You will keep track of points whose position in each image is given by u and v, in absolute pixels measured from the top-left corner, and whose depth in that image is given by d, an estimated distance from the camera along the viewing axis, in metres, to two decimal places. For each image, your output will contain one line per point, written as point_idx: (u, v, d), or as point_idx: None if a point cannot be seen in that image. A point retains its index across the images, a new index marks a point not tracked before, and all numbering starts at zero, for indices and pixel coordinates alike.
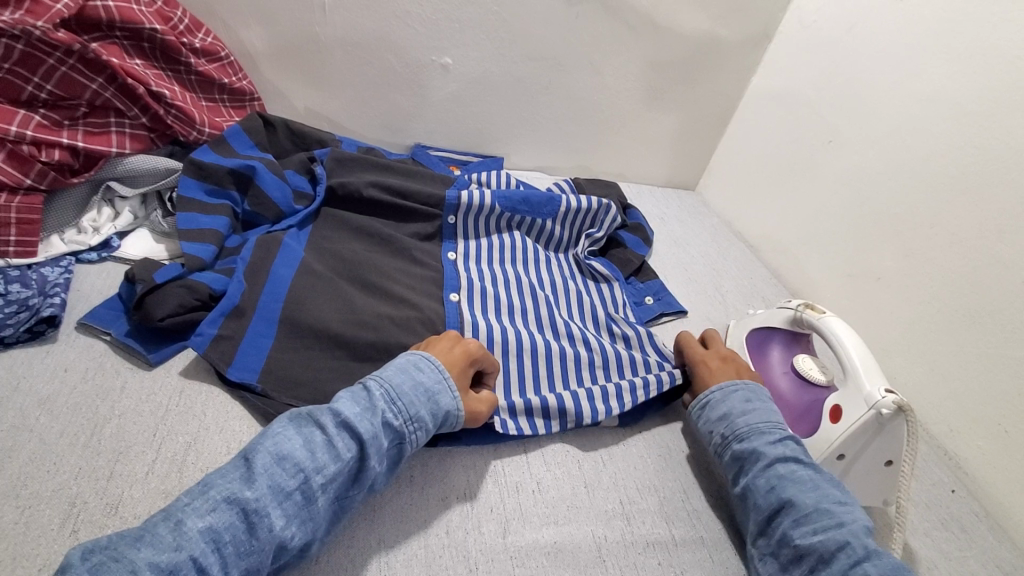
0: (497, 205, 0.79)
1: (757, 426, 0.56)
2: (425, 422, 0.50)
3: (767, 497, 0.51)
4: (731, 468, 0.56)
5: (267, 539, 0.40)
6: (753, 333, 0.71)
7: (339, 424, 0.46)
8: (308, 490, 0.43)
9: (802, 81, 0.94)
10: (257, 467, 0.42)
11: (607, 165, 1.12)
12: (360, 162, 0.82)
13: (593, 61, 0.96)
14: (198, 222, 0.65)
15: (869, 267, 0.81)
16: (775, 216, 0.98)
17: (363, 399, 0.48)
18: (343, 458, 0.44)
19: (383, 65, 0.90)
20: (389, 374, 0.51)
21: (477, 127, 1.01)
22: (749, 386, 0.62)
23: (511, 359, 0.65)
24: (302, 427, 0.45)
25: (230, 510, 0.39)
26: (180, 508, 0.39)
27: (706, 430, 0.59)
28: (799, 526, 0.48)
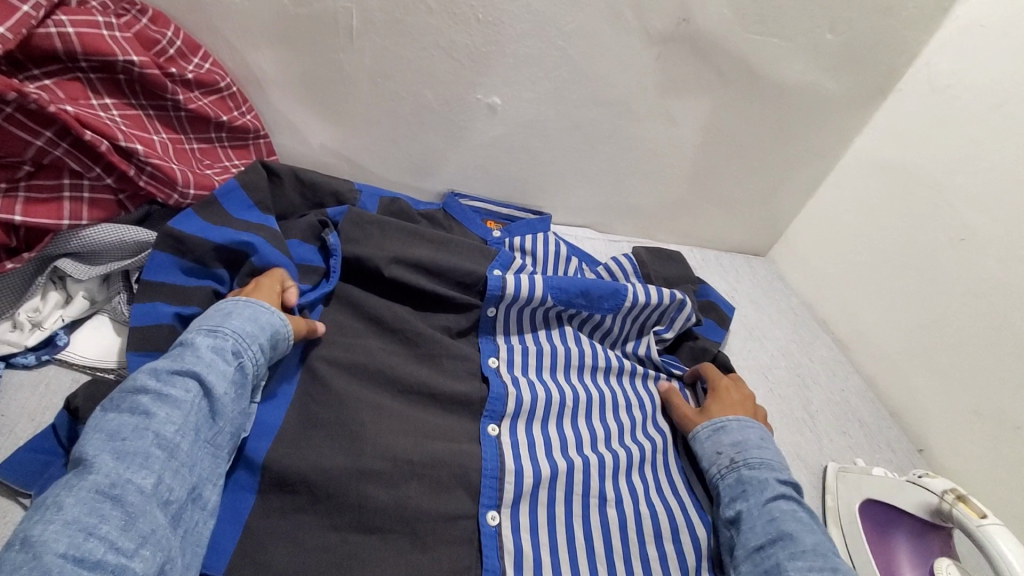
0: (549, 298, 0.65)
1: (768, 462, 0.56)
2: (256, 336, 0.50)
3: (766, 528, 0.51)
4: (730, 489, 0.55)
5: (143, 501, 0.39)
6: (868, 506, 0.57)
7: (166, 375, 0.44)
8: (165, 441, 0.41)
9: (927, 153, 0.76)
10: (90, 454, 0.39)
11: (668, 225, 0.95)
12: (385, 227, 0.67)
13: (669, 110, 0.79)
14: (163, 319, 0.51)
15: (1006, 409, 0.64)
16: (872, 313, 0.81)
17: (180, 350, 0.46)
18: (184, 400, 0.43)
19: (418, 101, 0.74)
20: (196, 321, 0.49)
21: (522, 176, 0.85)
22: (742, 420, 0.61)
23: (561, 528, 0.53)
24: (126, 398, 0.42)
25: (87, 500, 0.37)
26: (26, 526, 0.36)
27: (713, 451, 0.59)
28: (794, 561, 0.48)
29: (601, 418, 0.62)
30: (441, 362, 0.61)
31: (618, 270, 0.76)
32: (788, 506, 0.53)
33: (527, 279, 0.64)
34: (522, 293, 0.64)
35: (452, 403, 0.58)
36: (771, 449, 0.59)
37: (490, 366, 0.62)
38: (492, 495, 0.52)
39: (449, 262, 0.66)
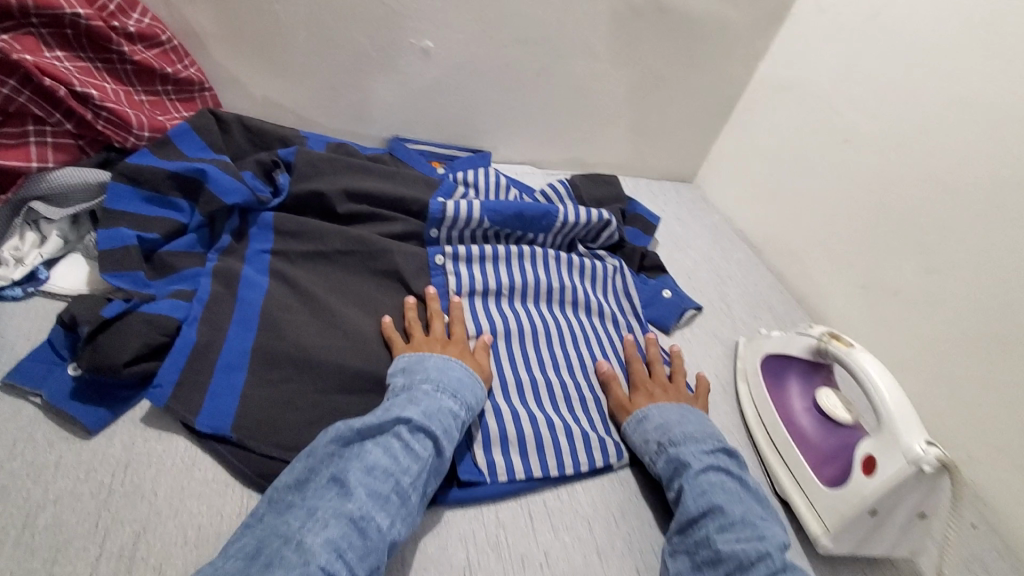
0: (486, 219, 0.73)
1: (692, 434, 0.57)
2: (473, 407, 0.54)
3: (697, 502, 0.51)
4: (664, 470, 0.55)
5: (379, 540, 0.43)
6: (766, 359, 0.67)
7: (412, 428, 0.48)
8: (401, 489, 0.45)
9: (815, 69, 0.86)
10: (351, 482, 0.44)
11: (600, 157, 1.03)
12: (332, 163, 0.72)
13: (589, 45, 0.86)
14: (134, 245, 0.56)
15: (883, 279, 0.76)
16: (779, 217, 0.92)
17: (422, 399, 0.51)
18: (425, 457, 0.48)
19: (355, 48, 0.80)
20: (433, 373, 0.54)
21: (460, 117, 0.91)
22: (662, 406, 0.60)
23: (511, 382, 0.61)
24: (379, 439, 0.48)
25: (341, 523, 0.42)
26: (296, 530, 0.41)
27: (641, 442, 0.58)
28: (723, 533, 0.49)
29: (539, 301, 0.72)
30: (393, 259, 0.67)
31: (553, 194, 0.83)
32: (717, 476, 0.54)
33: (465, 204, 0.72)
34: (461, 215, 0.72)
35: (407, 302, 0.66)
36: (693, 420, 0.59)
37: (437, 264, 0.69)
38: None
39: (394, 192, 0.73)
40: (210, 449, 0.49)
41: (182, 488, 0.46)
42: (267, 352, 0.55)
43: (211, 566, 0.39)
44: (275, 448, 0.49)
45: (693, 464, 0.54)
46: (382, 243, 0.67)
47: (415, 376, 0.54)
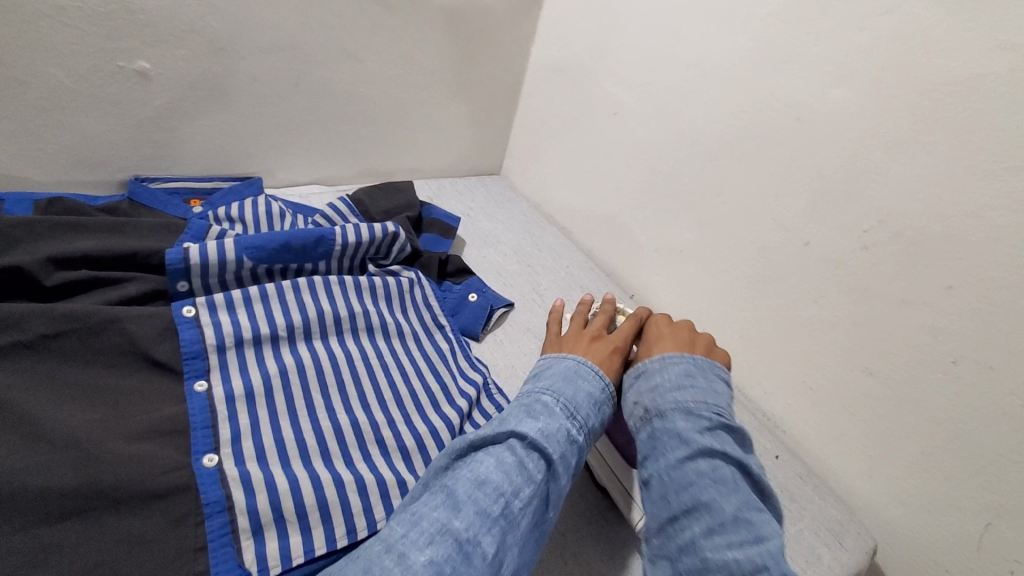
0: (247, 257, 0.63)
1: (687, 405, 0.51)
2: (603, 417, 0.53)
3: (681, 497, 0.46)
4: (644, 447, 0.50)
5: (485, 570, 0.40)
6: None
7: (527, 441, 0.47)
8: (509, 513, 0.43)
9: (579, 46, 0.87)
10: (460, 496, 0.42)
11: (397, 163, 0.97)
12: (32, 226, 0.59)
13: (346, 47, 0.79)
14: None
15: (671, 241, 0.78)
16: (579, 196, 0.93)
17: (540, 409, 0.49)
18: (537, 478, 0.45)
19: (44, 82, 0.64)
20: (555, 380, 0.53)
21: (216, 144, 0.79)
22: (665, 359, 0.56)
23: (291, 442, 0.52)
24: (493, 450, 0.46)
25: (446, 541, 0.40)
26: (398, 540, 0.40)
27: (631, 402, 0.54)
28: (710, 537, 0.43)
29: (328, 336, 0.63)
30: (125, 328, 0.55)
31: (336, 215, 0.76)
32: (710, 463, 0.47)
33: (214, 244, 0.62)
34: (212, 259, 0.61)
35: (150, 377, 0.54)
36: (699, 385, 0.53)
37: (185, 316, 0.57)
38: (206, 441, 0.50)
39: (122, 246, 0.61)
40: None
41: None
42: None
43: None
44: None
45: (681, 447, 0.48)
46: (105, 312, 0.55)
47: (541, 381, 0.53)
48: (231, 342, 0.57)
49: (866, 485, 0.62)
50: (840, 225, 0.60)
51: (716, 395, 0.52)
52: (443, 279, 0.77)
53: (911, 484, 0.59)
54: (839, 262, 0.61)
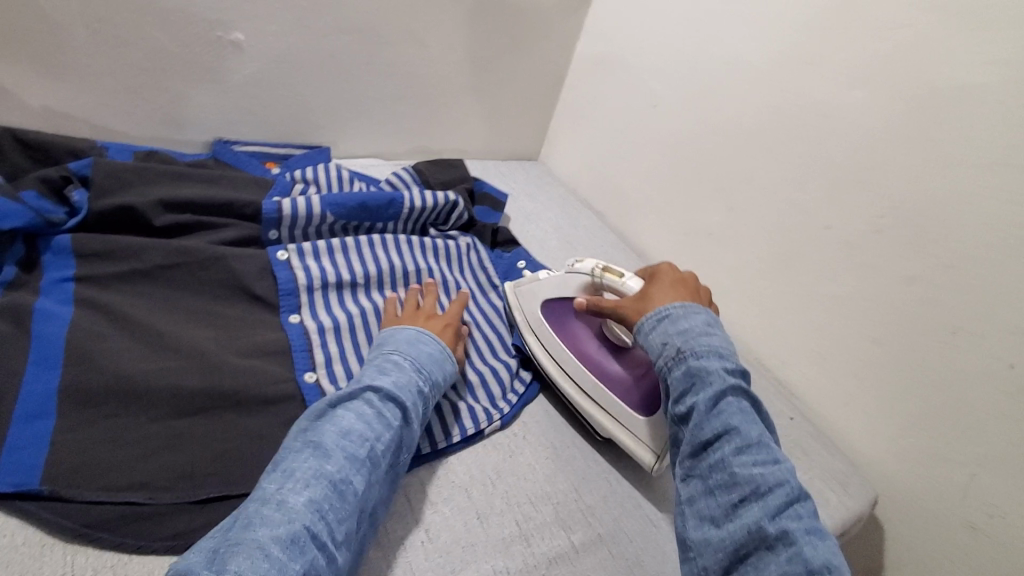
0: (329, 212, 0.70)
1: (715, 347, 0.53)
2: (440, 380, 0.56)
3: (713, 423, 0.48)
4: (679, 384, 0.52)
5: (353, 503, 0.43)
6: (544, 309, 0.69)
7: (383, 396, 0.49)
8: (376, 454, 0.46)
9: (622, 45, 0.95)
10: (328, 445, 0.44)
11: (446, 143, 1.04)
12: (141, 172, 0.64)
13: (412, 31, 0.86)
14: None
15: (701, 224, 0.86)
16: (614, 182, 1.01)
17: (388, 372, 0.52)
18: (394, 426, 0.48)
19: (151, 45, 0.72)
20: (395, 349, 0.55)
21: (291, 113, 0.86)
22: (686, 306, 0.57)
23: None
24: (351, 405, 0.48)
25: (320, 484, 0.42)
26: (272, 492, 0.41)
27: (659, 342, 0.55)
28: (739, 456, 0.46)
29: (397, 287, 0.71)
30: (230, 265, 0.61)
31: (398, 181, 0.83)
32: (735, 397, 0.50)
33: (303, 200, 0.69)
34: (300, 212, 0.69)
35: (252, 308, 0.61)
36: (721, 333, 0.55)
37: (279, 259, 0.64)
38: (305, 362, 0.57)
39: (220, 196, 0.67)
40: (14, 509, 0.41)
41: None
42: (81, 389, 0.48)
43: (194, 550, 0.37)
44: (103, 493, 0.43)
45: (711, 381, 0.50)
46: (214, 250, 0.61)
47: (385, 348, 0.55)
48: (318, 284, 0.64)
49: (870, 443, 0.70)
50: (856, 211, 0.68)
51: (732, 339, 0.55)
52: (493, 247, 0.84)
53: (910, 441, 0.67)
54: (855, 244, 0.69)
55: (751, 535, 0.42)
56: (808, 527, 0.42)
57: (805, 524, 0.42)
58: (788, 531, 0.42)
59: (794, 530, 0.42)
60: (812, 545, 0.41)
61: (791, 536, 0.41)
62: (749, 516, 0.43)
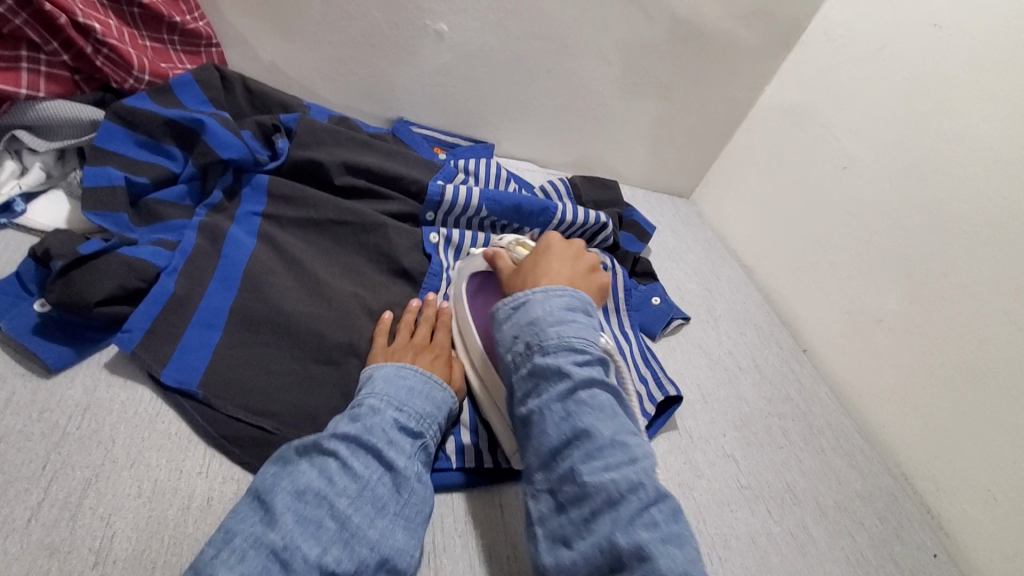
0: (484, 207, 0.72)
1: (566, 337, 0.49)
2: (433, 414, 0.49)
3: (561, 429, 0.46)
4: (524, 382, 0.50)
5: (307, 571, 0.36)
6: (468, 282, 0.63)
7: (349, 445, 0.43)
8: (337, 512, 0.39)
9: (818, 98, 0.88)
10: (277, 508, 0.38)
11: (604, 163, 1.04)
12: (335, 135, 0.70)
13: (600, 47, 0.86)
14: (110, 180, 0.53)
15: (871, 307, 0.76)
16: (772, 239, 0.94)
17: (362, 413, 0.45)
18: (366, 474, 0.42)
19: (369, 24, 0.79)
20: (377, 385, 0.48)
21: (469, 106, 0.90)
22: (547, 290, 0.53)
23: None
24: (314, 458, 0.42)
25: (258, 556, 0.36)
26: (208, 562, 0.35)
27: (511, 334, 0.52)
28: (588, 462, 0.43)
29: None
30: (388, 235, 0.65)
31: (552, 190, 0.83)
32: (588, 392, 0.47)
33: (464, 189, 0.71)
34: (459, 201, 0.71)
35: (398, 278, 0.64)
36: (579, 321, 0.52)
37: (431, 241, 0.67)
38: None
39: (394, 169, 0.71)
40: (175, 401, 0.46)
41: (141, 439, 0.43)
42: (247, 312, 0.53)
43: None
44: (242, 411, 0.46)
45: (558, 380, 0.48)
46: (378, 218, 0.65)
47: (360, 390, 0.48)
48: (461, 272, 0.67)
49: None
50: None
51: (594, 332, 0.51)
52: (631, 274, 0.81)
53: None
54: None
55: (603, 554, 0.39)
56: (664, 533, 0.40)
57: (660, 531, 0.40)
58: (638, 541, 0.39)
59: (648, 541, 0.39)
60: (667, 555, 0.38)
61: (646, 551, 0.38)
62: (601, 531, 0.40)
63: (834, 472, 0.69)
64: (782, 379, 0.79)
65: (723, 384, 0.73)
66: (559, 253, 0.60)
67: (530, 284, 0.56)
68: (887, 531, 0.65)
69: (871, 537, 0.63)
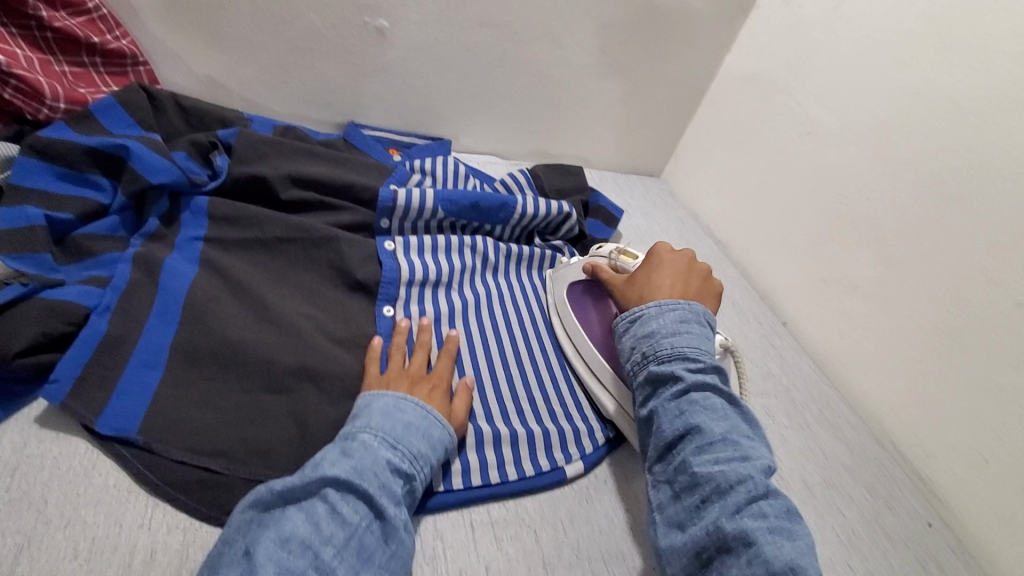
0: (440, 208, 0.69)
1: (682, 348, 0.52)
2: (428, 455, 0.46)
3: (675, 424, 0.49)
4: (642, 387, 0.53)
5: None
6: (566, 300, 0.66)
7: (340, 488, 0.40)
8: (322, 564, 0.37)
9: (779, 63, 0.85)
10: (257, 557, 0.35)
11: (568, 150, 1.01)
12: (276, 146, 0.66)
13: (552, 30, 0.83)
14: (30, 217, 0.50)
15: (847, 275, 0.74)
16: (743, 212, 0.91)
17: (356, 451, 0.43)
18: (355, 521, 0.39)
19: (306, 27, 0.75)
20: (374, 419, 0.46)
21: (421, 104, 0.87)
22: (662, 304, 0.55)
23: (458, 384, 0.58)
24: (301, 502, 0.39)
25: None
26: None
27: (629, 346, 0.55)
28: (699, 454, 0.46)
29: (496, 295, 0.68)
30: (339, 248, 0.62)
31: (513, 182, 0.80)
32: (702, 394, 0.49)
33: (417, 192, 0.68)
34: (413, 204, 0.68)
35: (354, 292, 0.62)
36: (693, 332, 0.54)
37: (386, 249, 0.64)
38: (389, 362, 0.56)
39: (342, 176, 0.68)
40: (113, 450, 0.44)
41: (76, 496, 0.41)
42: (188, 346, 0.50)
43: None
44: (185, 454, 0.44)
45: (673, 383, 0.51)
46: (327, 231, 0.62)
47: (354, 423, 0.46)
48: (420, 279, 0.64)
49: None
50: None
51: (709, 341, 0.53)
52: None
53: None
54: None
55: (710, 538, 0.41)
56: (772, 526, 0.41)
57: (768, 522, 0.41)
58: (746, 530, 0.40)
59: (754, 529, 0.40)
60: (772, 544, 0.39)
61: (750, 534, 0.40)
62: (709, 515, 0.43)
63: (819, 446, 0.68)
64: (763, 356, 0.77)
65: None
66: (671, 265, 0.60)
67: (640, 298, 0.58)
68: (877, 503, 0.64)
69: (860, 511, 0.62)
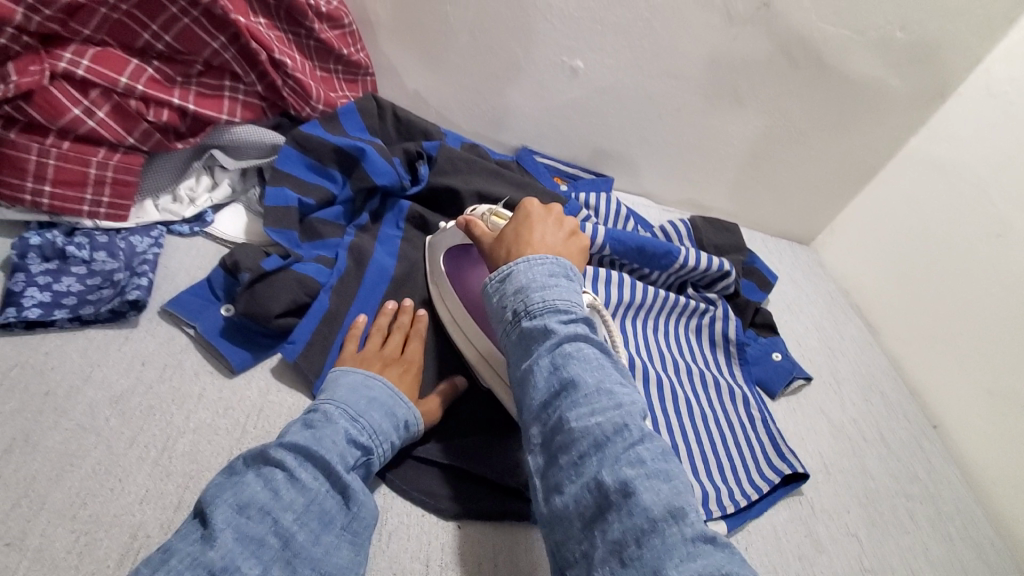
0: (609, 245, 0.72)
1: (554, 302, 0.46)
2: (390, 432, 0.48)
3: (549, 381, 0.42)
4: (515, 346, 0.46)
5: None
6: (445, 261, 0.62)
7: (300, 455, 0.42)
8: (282, 530, 0.39)
9: (975, 155, 0.81)
10: (216, 522, 0.37)
11: (722, 204, 1.01)
12: (471, 163, 0.72)
13: (738, 90, 0.84)
14: (289, 199, 0.60)
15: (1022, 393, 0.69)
16: (906, 301, 0.87)
17: (317, 422, 0.45)
18: (314, 487, 0.41)
19: (510, 59, 0.82)
20: (337, 393, 0.48)
21: (593, 140, 0.92)
22: (530, 259, 0.49)
23: None
24: (261, 468, 0.41)
25: (194, 574, 0.35)
26: None
27: (499, 305, 0.48)
28: (576, 409, 0.40)
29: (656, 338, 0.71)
30: None
31: (671, 231, 0.82)
32: (575, 346, 0.43)
33: (591, 227, 0.72)
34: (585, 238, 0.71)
35: None
36: (564, 284, 0.47)
37: None
38: None
39: (522, 200, 0.72)
40: None
41: None
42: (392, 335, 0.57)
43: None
44: None
45: (545, 338, 0.44)
46: None
47: (319, 396, 0.48)
48: None
49: None
50: None
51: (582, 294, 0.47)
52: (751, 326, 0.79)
53: None
54: None
55: (594, 494, 0.37)
56: (653, 472, 0.37)
57: (646, 468, 0.37)
58: (637, 481, 0.36)
59: (634, 479, 0.36)
60: (654, 491, 0.36)
61: (631, 488, 0.36)
62: (589, 471, 0.38)
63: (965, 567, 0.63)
64: (910, 457, 0.73)
65: (846, 456, 0.70)
66: (537, 217, 0.54)
67: (507, 255, 0.51)
68: None
69: None
